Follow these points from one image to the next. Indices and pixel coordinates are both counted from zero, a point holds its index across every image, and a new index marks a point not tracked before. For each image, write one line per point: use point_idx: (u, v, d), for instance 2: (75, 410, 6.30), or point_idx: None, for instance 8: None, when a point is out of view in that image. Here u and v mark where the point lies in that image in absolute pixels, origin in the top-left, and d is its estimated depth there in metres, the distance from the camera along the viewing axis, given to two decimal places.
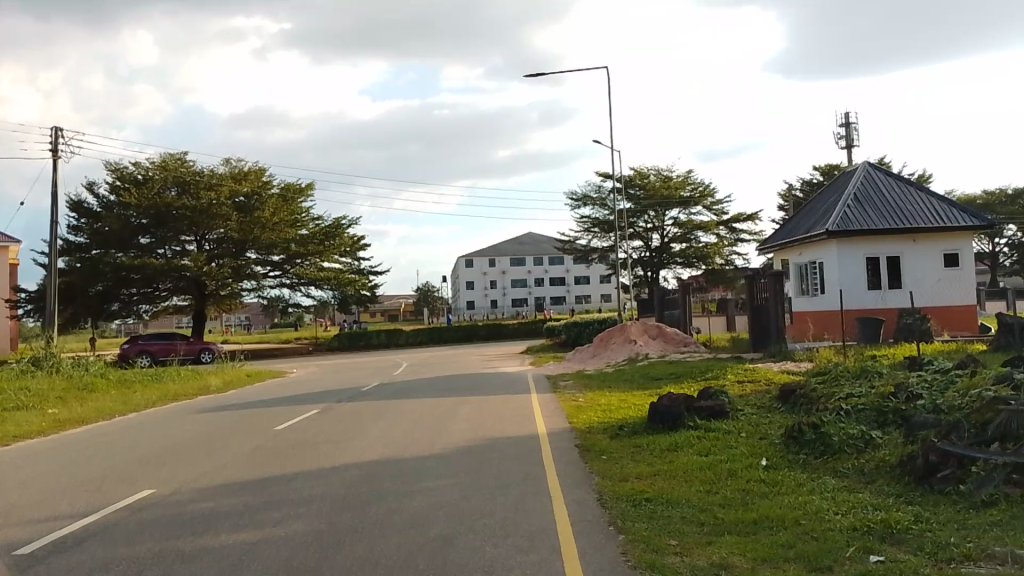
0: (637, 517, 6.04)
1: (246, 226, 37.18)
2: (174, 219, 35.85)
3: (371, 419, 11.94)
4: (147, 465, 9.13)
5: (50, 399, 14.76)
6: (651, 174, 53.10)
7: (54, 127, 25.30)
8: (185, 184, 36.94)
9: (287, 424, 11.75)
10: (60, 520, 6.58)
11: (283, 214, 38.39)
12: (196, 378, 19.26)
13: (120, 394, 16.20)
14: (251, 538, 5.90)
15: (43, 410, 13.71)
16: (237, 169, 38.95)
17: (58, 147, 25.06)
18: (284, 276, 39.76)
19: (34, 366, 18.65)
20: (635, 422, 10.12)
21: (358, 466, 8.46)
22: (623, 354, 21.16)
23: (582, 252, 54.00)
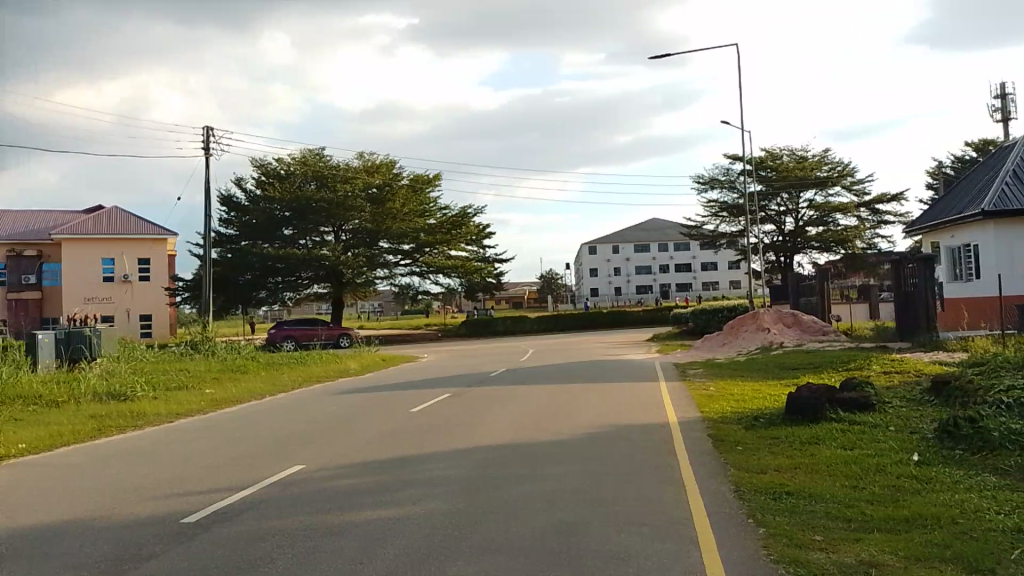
0: (776, 511, 5.86)
1: (378, 217, 39.06)
2: (313, 211, 37.88)
3: (501, 404, 12.17)
4: (294, 443, 9.73)
5: (206, 380, 16.01)
6: (782, 156, 50.91)
7: (205, 127, 27.26)
8: (322, 178, 38.84)
9: (421, 407, 12.18)
10: (219, 493, 7.14)
11: (412, 205, 39.88)
12: (335, 362, 20.30)
13: (267, 376, 17.36)
14: (393, 515, 6.19)
15: (201, 390, 14.90)
16: (369, 163, 40.53)
17: (209, 145, 27.03)
18: (415, 264, 41.11)
19: (192, 350, 20.29)
20: (772, 413, 9.79)
21: (490, 449, 8.67)
22: (756, 343, 20.42)
23: (710, 238, 52.57)
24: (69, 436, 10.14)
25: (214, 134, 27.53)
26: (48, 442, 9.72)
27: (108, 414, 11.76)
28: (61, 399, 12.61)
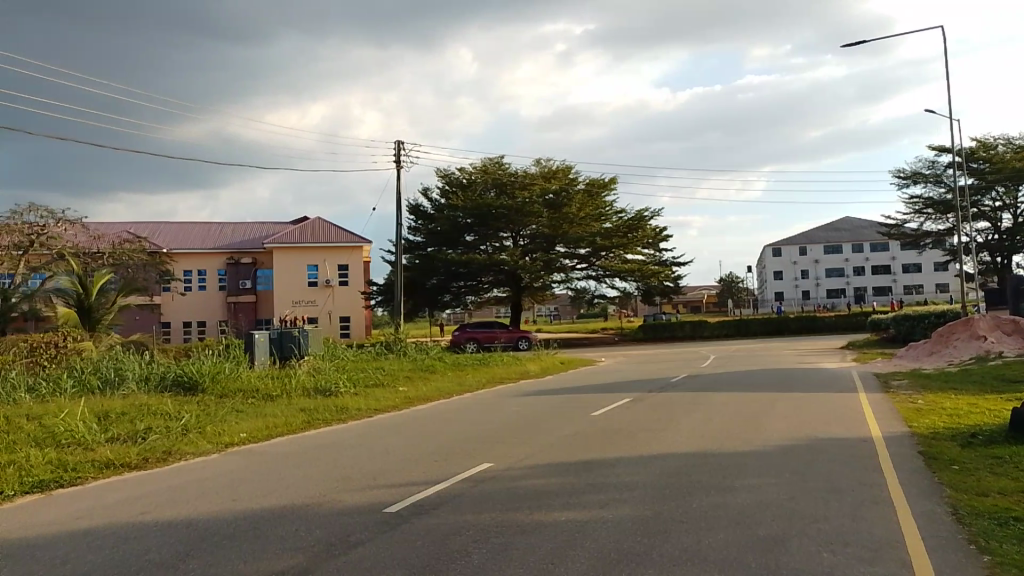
0: (1003, 538, 5.29)
1: (556, 221, 39.61)
2: (494, 217, 39.13)
3: (684, 410, 11.92)
4: (483, 441, 10.09)
5: (400, 379, 17.04)
6: (999, 144, 45.71)
7: (396, 141, 29.02)
8: (502, 186, 40.03)
9: (602, 411, 12.20)
10: (416, 487, 7.56)
11: (589, 209, 40.08)
12: (517, 364, 20.83)
13: (454, 376, 18.15)
14: (582, 517, 6.24)
15: (395, 388, 15.88)
16: (546, 169, 41.20)
17: (399, 158, 28.76)
18: (591, 268, 41.28)
19: (386, 350, 21.67)
20: (993, 430, 8.84)
21: (676, 456, 8.52)
22: (970, 352, 18.51)
23: (912, 238, 48.31)
24: (283, 428, 11.16)
25: (403, 148, 29.25)
26: (265, 432, 10.75)
27: (315, 408, 12.81)
28: (276, 393, 13.94)
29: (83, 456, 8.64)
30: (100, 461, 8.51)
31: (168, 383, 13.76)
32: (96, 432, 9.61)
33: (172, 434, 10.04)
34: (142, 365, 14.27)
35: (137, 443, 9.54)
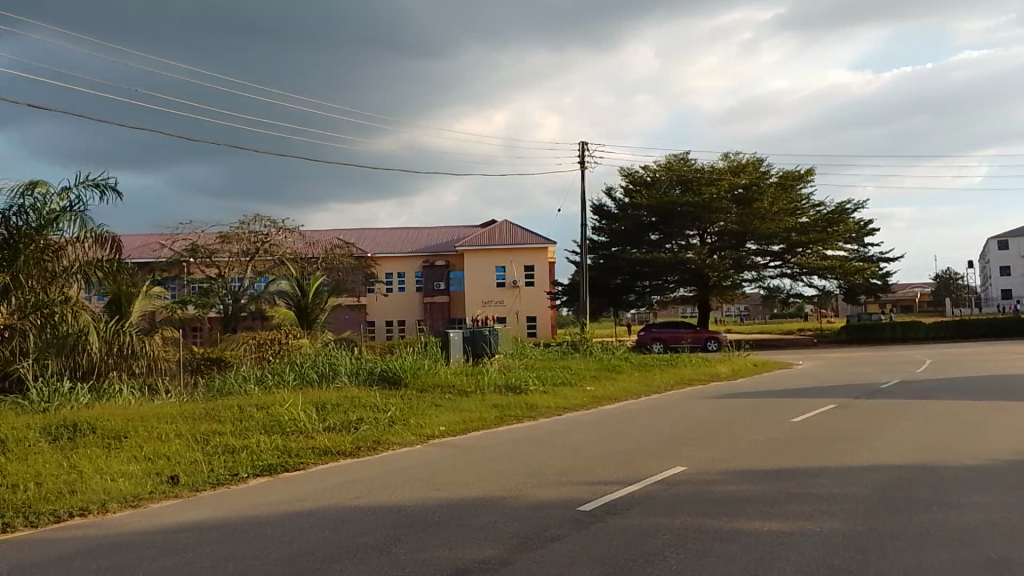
0: None
1: (746, 218, 37.67)
2: (680, 215, 38.28)
3: (896, 419, 11.00)
4: (674, 444, 9.93)
5: (587, 378, 17.19)
6: None
7: (580, 142, 29.25)
8: (687, 183, 39.07)
9: (802, 417, 11.55)
10: (608, 487, 7.58)
11: (782, 203, 38.18)
12: (707, 366, 20.27)
13: (642, 376, 17.99)
14: (785, 528, 5.95)
15: (582, 387, 16.03)
16: (735, 163, 39.71)
17: (583, 159, 28.98)
18: (786, 266, 39.21)
19: (573, 349, 21.94)
20: None
21: (889, 468, 7.88)
22: None
23: None
24: (478, 423, 11.65)
25: (587, 149, 29.43)
26: (462, 426, 11.28)
27: (508, 405, 13.25)
28: (470, 389, 14.58)
29: (305, 443, 9.54)
30: (318, 448, 9.35)
31: (374, 377, 14.85)
32: (315, 422, 10.57)
33: (380, 425, 10.81)
34: (351, 360, 15.47)
35: (350, 433, 10.37)
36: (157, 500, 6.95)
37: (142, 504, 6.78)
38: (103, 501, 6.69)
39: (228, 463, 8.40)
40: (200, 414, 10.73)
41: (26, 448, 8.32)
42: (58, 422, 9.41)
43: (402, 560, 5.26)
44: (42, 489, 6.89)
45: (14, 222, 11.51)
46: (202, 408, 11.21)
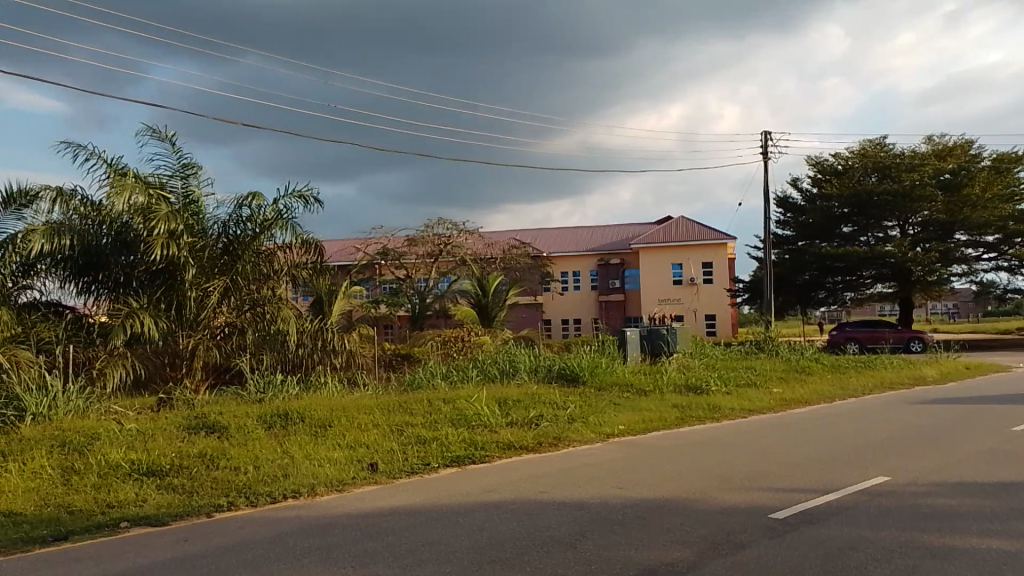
0: None
1: (954, 206, 34.55)
2: (876, 206, 35.49)
3: None
4: (873, 451, 9.23)
5: (774, 379, 16.41)
6: None
7: (764, 132, 27.94)
8: (884, 170, 36.16)
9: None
10: (802, 494, 7.18)
11: (997, 188, 34.43)
12: (909, 368, 18.67)
13: (834, 379, 16.90)
14: (1008, 547, 5.35)
15: (768, 388, 15.32)
16: (940, 147, 36.27)
17: (767, 149, 27.67)
18: (1002, 258, 35.25)
19: (757, 349, 21.04)
20: None
21: None
22: None
23: None
24: (659, 423, 11.48)
25: (771, 138, 28.08)
26: (642, 426, 11.18)
27: (689, 405, 12.94)
28: (649, 388, 14.40)
29: (490, 436, 9.88)
30: (503, 442, 9.64)
31: (554, 375, 15.07)
32: (498, 417, 10.92)
33: (560, 422, 10.95)
34: (530, 358, 15.80)
35: (532, 428, 10.61)
36: (359, 485, 7.50)
37: (346, 489, 7.33)
38: (313, 485, 7.31)
39: (420, 453, 8.87)
40: (394, 406, 11.40)
41: (247, 434, 9.26)
42: (272, 411, 10.37)
43: (588, 556, 5.30)
44: (260, 472, 7.65)
45: (234, 231, 12.82)
46: (396, 401, 11.92)
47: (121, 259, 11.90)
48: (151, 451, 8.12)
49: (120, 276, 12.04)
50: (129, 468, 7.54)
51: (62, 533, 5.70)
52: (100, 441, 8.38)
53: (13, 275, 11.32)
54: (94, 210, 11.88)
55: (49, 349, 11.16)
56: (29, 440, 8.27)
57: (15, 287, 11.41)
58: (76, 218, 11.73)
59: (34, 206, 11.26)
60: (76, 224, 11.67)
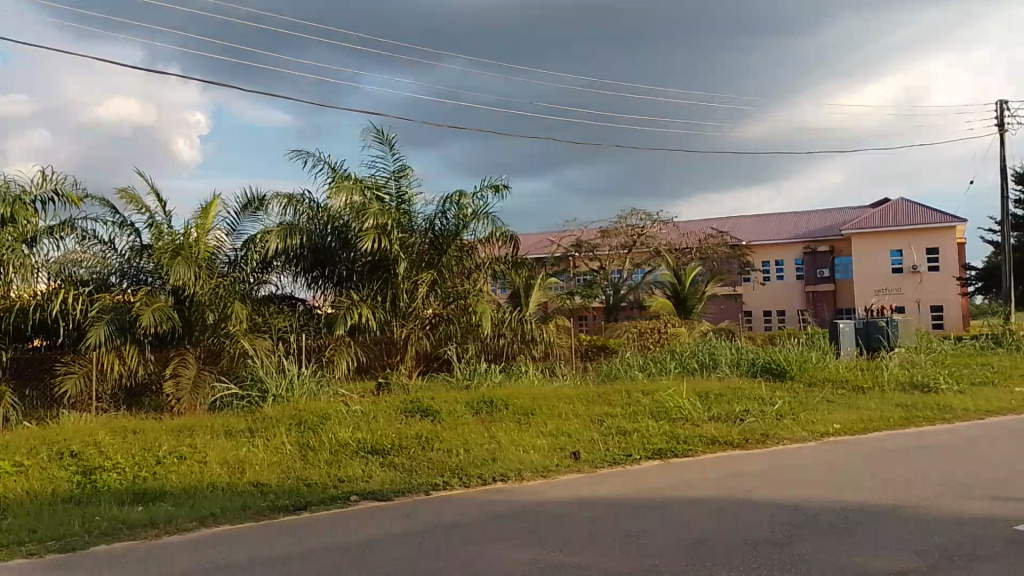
0: None
1: None
2: None
3: None
4: None
5: (1015, 377, 14.58)
6: None
7: (999, 102, 24.91)
8: None
9: None
10: None
11: None
12: None
13: None
14: None
15: (1010, 388, 13.64)
16: None
17: (1003, 120, 24.63)
18: None
19: (994, 344, 18.80)
20: None
21: None
22: None
23: None
24: (878, 422, 10.61)
25: (1008, 107, 24.95)
26: (860, 425, 10.39)
27: (914, 404, 11.84)
28: (866, 385, 13.36)
29: (692, 430, 9.66)
30: (706, 437, 9.39)
31: (758, 369, 14.43)
32: (701, 411, 10.64)
33: (766, 419, 10.45)
34: (732, 351, 15.24)
35: (737, 424, 10.23)
36: (564, 472, 7.65)
37: (551, 476, 7.50)
38: (519, 470, 7.56)
39: (621, 444, 8.87)
40: (594, 397, 11.48)
41: (456, 419, 9.78)
42: (479, 398, 10.83)
43: (803, 558, 5.03)
44: (470, 455, 8.05)
45: (437, 226, 13.53)
46: (596, 391, 12.02)
47: (343, 256, 12.96)
48: (374, 432, 8.81)
49: (342, 271, 13.17)
50: (355, 447, 8.21)
51: (302, 504, 6.35)
52: (330, 421, 9.22)
53: (253, 271, 12.37)
54: (320, 212, 12.92)
55: (284, 336, 12.31)
56: (272, 419, 9.24)
57: (255, 281, 12.42)
58: (304, 219, 12.79)
59: (266, 210, 12.57)
60: (305, 225, 12.72)
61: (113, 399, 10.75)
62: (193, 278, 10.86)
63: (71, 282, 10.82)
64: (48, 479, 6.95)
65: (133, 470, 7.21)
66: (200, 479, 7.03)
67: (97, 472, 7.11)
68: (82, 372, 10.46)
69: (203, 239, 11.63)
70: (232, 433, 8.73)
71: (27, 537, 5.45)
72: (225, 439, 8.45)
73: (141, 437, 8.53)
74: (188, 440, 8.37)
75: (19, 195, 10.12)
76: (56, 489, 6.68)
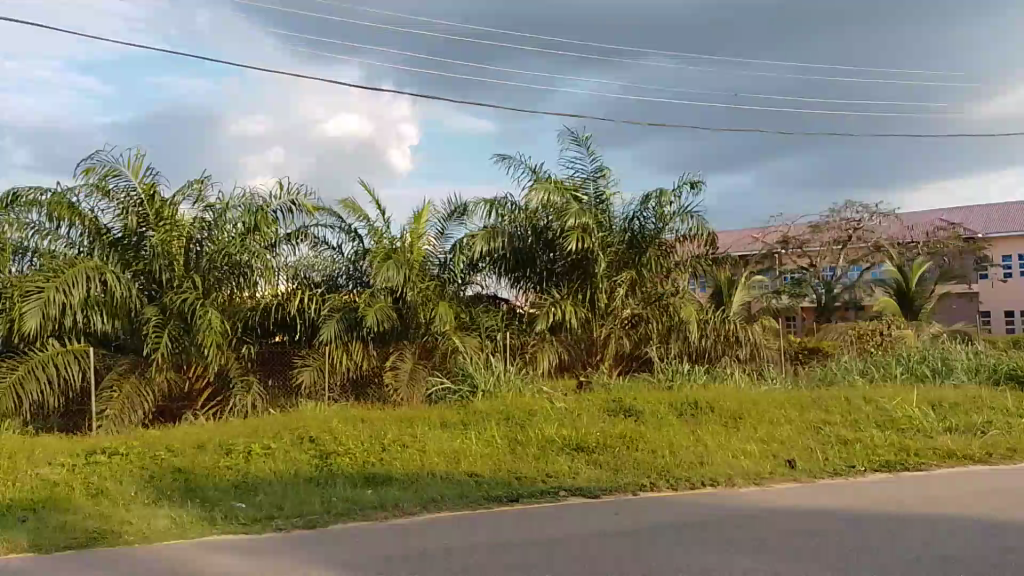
0: None
1: None
2: None
3: None
4: None
5: None
6: None
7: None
8: None
9: None
10: None
11: None
12: None
13: None
14: None
15: None
16: None
17: None
18: None
19: None
20: None
21: None
22: None
23: None
24: None
25: None
26: None
27: None
28: None
29: (925, 442, 8.79)
30: (941, 450, 8.51)
31: (1002, 376, 12.87)
32: (933, 421, 9.68)
33: (1015, 432, 9.28)
34: (969, 355, 13.70)
35: (979, 437, 9.18)
36: (778, 480, 7.29)
37: (765, 484, 7.17)
38: (729, 475, 7.31)
39: (842, 454, 8.28)
40: (808, 403, 10.82)
41: (661, 420, 9.65)
42: (683, 399, 10.59)
43: None
44: (677, 457, 7.90)
45: (637, 225, 13.30)
46: (811, 396, 11.32)
47: (545, 257, 13.17)
48: (579, 430, 8.92)
49: (544, 271, 13.27)
50: (561, 444, 8.37)
51: (513, 495, 6.58)
52: (536, 417, 9.46)
53: (462, 273, 12.87)
54: (522, 215, 13.05)
55: (492, 335, 12.66)
56: (483, 413, 9.64)
57: (463, 282, 12.93)
58: (506, 222, 12.98)
59: (470, 216, 13.16)
60: (508, 228, 12.95)
61: (341, 390, 11.77)
62: (403, 281, 11.68)
63: (306, 284, 11.94)
64: (291, 462, 7.74)
65: (361, 456, 7.88)
66: (420, 467, 7.53)
67: (332, 456, 7.83)
68: (315, 365, 11.51)
69: (416, 243, 12.44)
70: (447, 425, 9.24)
71: (276, 513, 6.12)
72: (441, 431, 8.95)
73: (369, 425, 9.28)
74: (408, 430, 8.96)
75: (260, 206, 11.20)
76: (298, 471, 7.45)
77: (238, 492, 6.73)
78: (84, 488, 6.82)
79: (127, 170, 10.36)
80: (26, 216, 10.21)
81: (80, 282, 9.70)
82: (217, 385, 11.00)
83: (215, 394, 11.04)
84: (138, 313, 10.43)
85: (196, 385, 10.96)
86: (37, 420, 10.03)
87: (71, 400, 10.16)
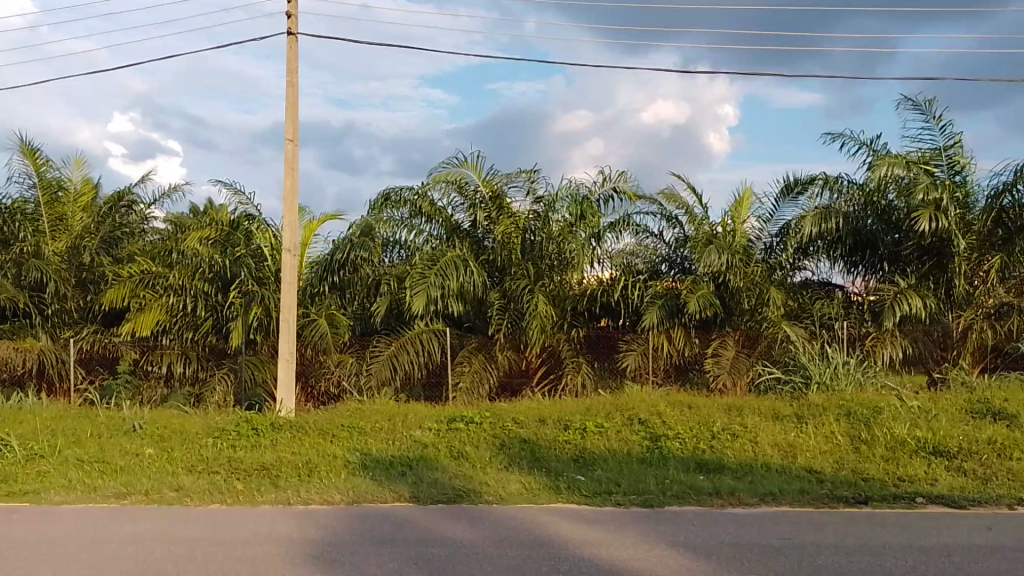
0: None
1: None
2: None
3: None
4: None
5: None
6: None
7: None
8: None
9: None
10: None
11: None
12: None
13: None
14: None
15: None
16: None
17: None
18: None
19: None
20: None
21: None
22: None
23: None
24: None
25: None
26: None
27: None
28: None
29: None
30: None
31: None
32: None
33: None
34: None
35: None
36: None
37: None
38: None
39: None
40: None
41: None
42: None
43: None
44: None
45: (1007, 201, 11.32)
46: None
47: (888, 238, 11.84)
48: (936, 431, 8.01)
49: (887, 255, 11.93)
50: (915, 446, 7.57)
51: (863, 497, 6.13)
52: (882, 415, 8.66)
53: (790, 258, 12.09)
54: (860, 193, 11.86)
55: (827, 324, 11.85)
56: (819, 407, 9.08)
57: (791, 268, 12.17)
58: (841, 201, 11.84)
59: (801, 194, 12.39)
60: (844, 208, 11.83)
61: (666, 375, 11.89)
62: (724, 266, 11.46)
63: (630, 272, 12.02)
64: (625, 442, 8.06)
65: (692, 441, 7.92)
66: (754, 458, 7.33)
67: (663, 439, 8.00)
68: (640, 351, 11.78)
69: (739, 227, 12.11)
70: (780, 418, 8.87)
71: (615, 488, 6.43)
72: (774, 423, 8.62)
73: (697, 412, 9.26)
74: (738, 419, 8.80)
75: (586, 195, 11.74)
76: (631, 451, 7.73)
77: (577, 466, 7.19)
78: (449, 451, 7.82)
79: (475, 169, 11.56)
80: (397, 213, 11.85)
81: (450, 270, 11.16)
82: (551, 363, 11.82)
83: (549, 373, 11.87)
84: (484, 298, 11.62)
85: (531, 364, 11.84)
86: (406, 389, 11.53)
87: (431, 371, 11.57)
